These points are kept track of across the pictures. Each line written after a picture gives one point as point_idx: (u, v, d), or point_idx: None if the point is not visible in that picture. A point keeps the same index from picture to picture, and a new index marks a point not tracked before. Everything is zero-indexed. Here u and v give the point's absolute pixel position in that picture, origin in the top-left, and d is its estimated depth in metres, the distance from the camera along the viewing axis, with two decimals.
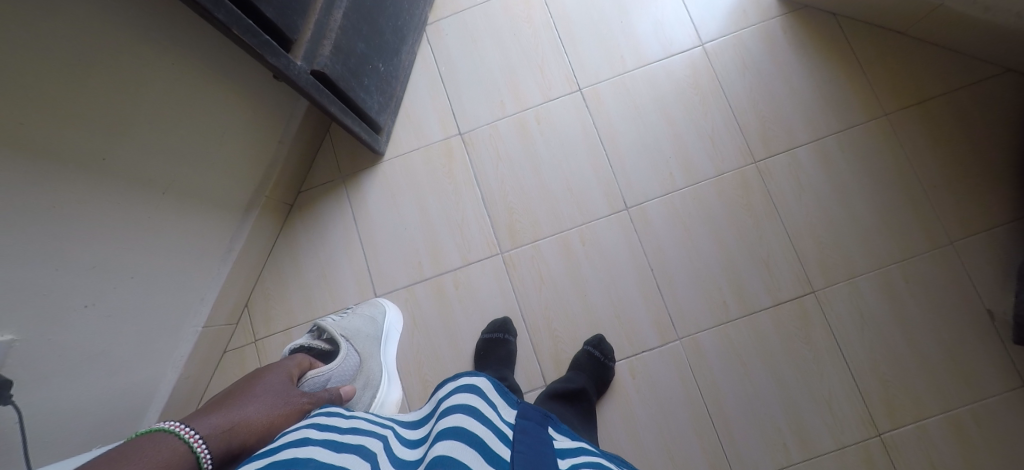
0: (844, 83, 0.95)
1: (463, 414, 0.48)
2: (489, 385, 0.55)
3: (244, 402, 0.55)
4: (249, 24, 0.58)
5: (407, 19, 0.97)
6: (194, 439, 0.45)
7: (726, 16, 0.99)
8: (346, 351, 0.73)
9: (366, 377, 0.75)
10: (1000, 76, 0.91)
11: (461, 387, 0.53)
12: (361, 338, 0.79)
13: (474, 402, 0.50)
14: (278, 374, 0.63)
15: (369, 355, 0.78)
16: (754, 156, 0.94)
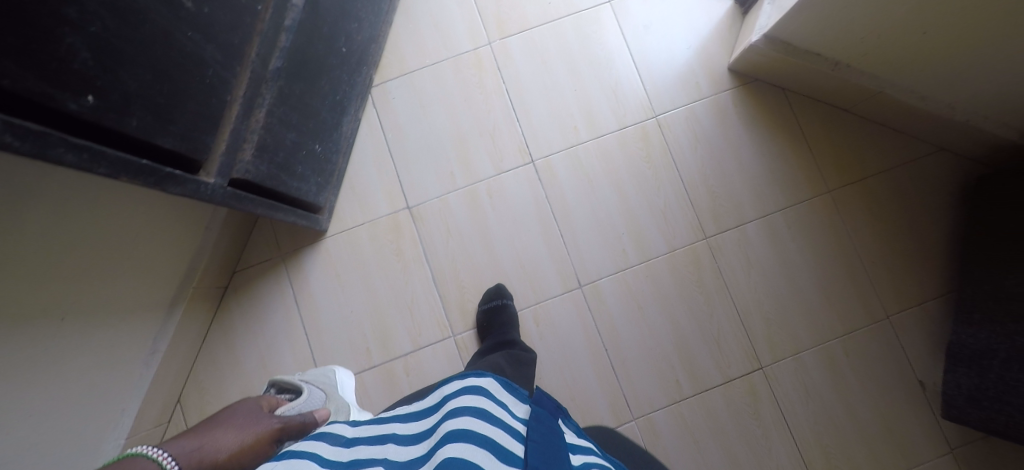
0: (791, 159, 0.98)
1: (470, 416, 0.49)
2: (494, 385, 0.57)
3: (214, 429, 0.57)
4: (144, 164, 0.49)
5: (349, 90, 0.89)
6: (170, 459, 0.45)
7: (680, 88, 1.01)
8: (308, 389, 0.75)
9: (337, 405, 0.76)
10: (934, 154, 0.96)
11: (464, 390, 0.55)
12: (322, 380, 0.81)
13: (481, 403, 0.52)
14: (246, 408, 0.65)
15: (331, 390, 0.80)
16: (705, 231, 0.95)
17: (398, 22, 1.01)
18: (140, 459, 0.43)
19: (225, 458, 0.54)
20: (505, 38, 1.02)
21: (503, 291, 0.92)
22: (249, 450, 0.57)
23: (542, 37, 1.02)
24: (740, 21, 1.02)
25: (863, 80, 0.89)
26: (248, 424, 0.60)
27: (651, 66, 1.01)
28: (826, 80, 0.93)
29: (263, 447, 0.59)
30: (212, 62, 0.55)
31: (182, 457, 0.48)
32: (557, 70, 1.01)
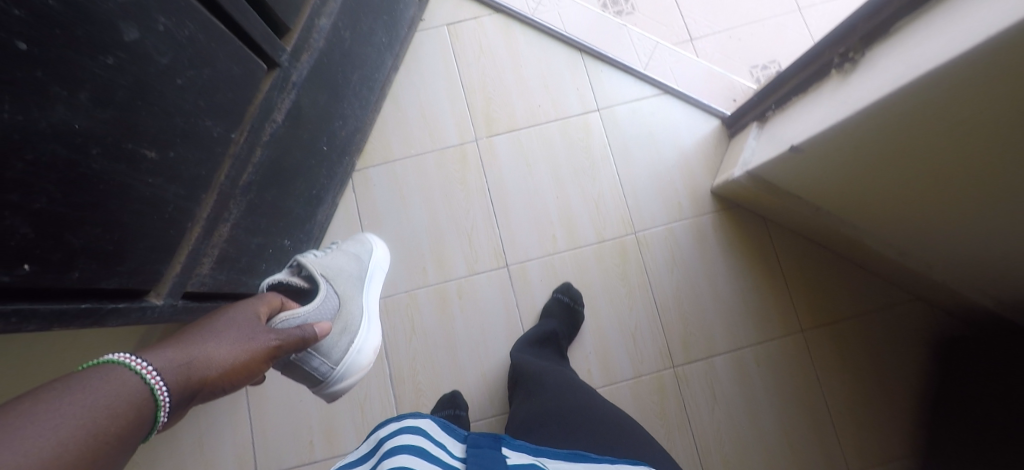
0: (766, 292, 0.98)
1: (404, 458, 0.41)
2: (434, 426, 0.49)
3: (205, 335, 0.46)
4: (84, 306, 0.48)
5: (327, 182, 0.89)
6: (154, 374, 0.37)
7: (663, 207, 1.01)
8: (325, 293, 0.63)
9: (345, 321, 0.67)
10: (908, 303, 0.97)
11: (399, 430, 0.46)
12: (343, 278, 0.70)
13: (417, 443, 0.44)
14: (237, 314, 0.51)
15: (350, 296, 0.69)
16: (673, 360, 0.95)
17: (388, 110, 1.02)
18: (117, 368, 0.36)
19: (213, 378, 0.43)
20: (492, 136, 1.02)
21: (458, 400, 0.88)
22: (242, 369, 0.46)
23: (529, 140, 1.02)
24: (725, 143, 1.02)
25: (843, 227, 0.89)
26: (242, 336, 0.48)
27: (634, 181, 1.01)
28: (806, 220, 0.93)
29: (256, 365, 0.48)
30: (173, 198, 0.55)
31: (167, 373, 0.39)
32: (541, 175, 1.01)
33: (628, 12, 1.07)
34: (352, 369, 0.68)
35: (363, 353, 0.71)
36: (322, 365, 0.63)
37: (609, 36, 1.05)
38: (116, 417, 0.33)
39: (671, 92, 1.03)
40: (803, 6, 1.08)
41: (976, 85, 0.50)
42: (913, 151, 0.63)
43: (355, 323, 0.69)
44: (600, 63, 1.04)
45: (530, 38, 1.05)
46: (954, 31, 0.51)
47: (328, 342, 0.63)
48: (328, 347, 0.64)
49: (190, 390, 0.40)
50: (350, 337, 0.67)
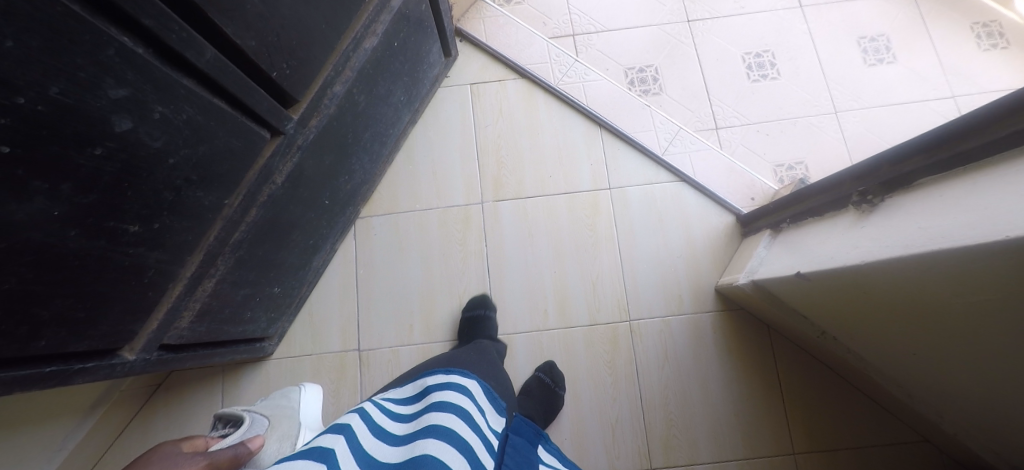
0: (760, 404, 0.94)
1: (452, 415, 0.57)
2: (477, 389, 0.67)
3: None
4: (48, 370, 0.50)
5: (326, 231, 0.90)
6: None
7: (662, 297, 0.97)
8: (250, 416, 0.66)
9: (282, 433, 0.67)
10: (914, 443, 0.90)
11: (449, 386, 0.63)
12: (269, 409, 0.72)
13: (461, 402, 0.61)
14: (162, 449, 0.50)
15: (280, 418, 0.71)
16: (651, 462, 0.90)
17: (400, 162, 1.03)
18: None
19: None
20: (498, 201, 1.01)
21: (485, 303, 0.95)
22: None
23: (535, 211, 1.01)
24: (737, 241, 0.97)
25: (849, 356, 0.83)
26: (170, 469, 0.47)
27: (636, 267, 0.98)
28: (810, 339, 0.88)
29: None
30: (155, 264, 0.55)
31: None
32: (542, 246, 1.00)
33: (655, 92, 1.05)
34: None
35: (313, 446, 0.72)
36: None
37: (632, 115, 1.03)
38: None
39: (688, 181, 1.00)
40: (839, 110, 1.04)
41: (1001, 277, 0.46)
42: (926, 315, 0.58)
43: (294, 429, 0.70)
44: (618, 141, 1.02)
45: (551, 108, 1.04)
46: (987, 209, 0.46)
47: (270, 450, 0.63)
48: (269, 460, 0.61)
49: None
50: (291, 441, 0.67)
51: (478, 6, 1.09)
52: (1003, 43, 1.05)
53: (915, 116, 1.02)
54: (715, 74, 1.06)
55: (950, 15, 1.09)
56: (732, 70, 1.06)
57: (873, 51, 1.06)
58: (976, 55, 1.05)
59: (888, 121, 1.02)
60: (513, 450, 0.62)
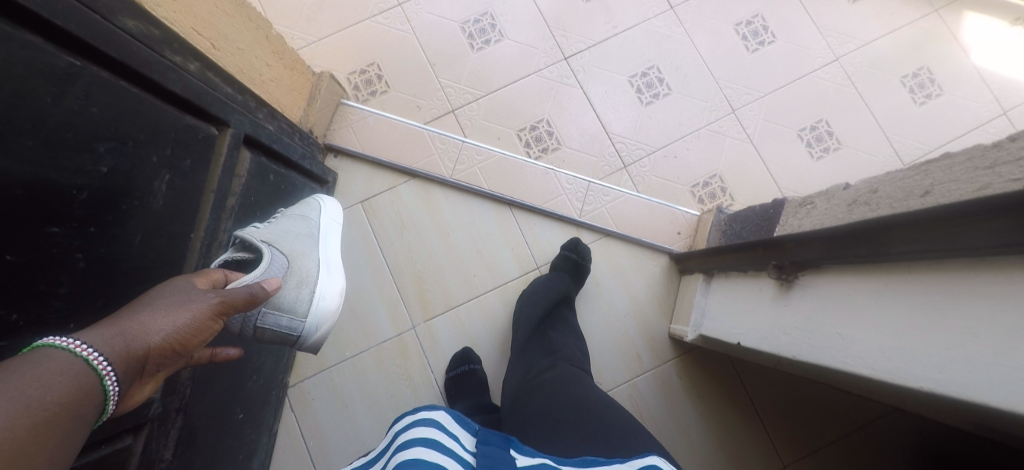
0: (740, 430, 0.90)
1: (419, 446, 0.44)
2: (448, 418, 0.51)
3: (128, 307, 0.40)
4: None
5: (253, 438, 0.78)
6: (91, 352, 0.34)
7: (620, 361, 0.92)
8: (270, 255, 0.58)
9: (300, 276, 0.62)
10: (887, 415, 0.90)
11: (413, 422, 0.49)
12: (287, 239, 0.65)
13: (430, 432, 0.47)
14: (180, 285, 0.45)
15: (298, 254, 0.64)
16: None
17: None
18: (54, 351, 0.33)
19: (157, 347, 0.39)
20: (430, 319, 0.92)
21: (471, 355, 0.89)
22: (200, 333, 0.42)
23: (470, 316, 0.92)
24: (676, 279, 0.94)
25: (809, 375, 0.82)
26: (182, 305, 0.42)
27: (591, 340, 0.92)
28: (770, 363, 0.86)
29: (206, 328, 0.43)
30: None
31: (110, 352, 0.35)
32: (490, 356, 0.91)
33: (555, 147, 0.99)
34: (324, 316, 0.63)
35: (333, 298, 0.66)
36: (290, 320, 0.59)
37: (538, 184, 0.95)
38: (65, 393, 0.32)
39: (612, 234, 0.95)
40: (737, 109, 1.01)
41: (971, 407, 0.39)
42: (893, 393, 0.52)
43: (313, 274, 0.64)
44: (531, 215, 0.95)
45: (454, 201, 0.95)
46: (904, 335, 0.42)
47: (288, 297, 0.59)
48: (289, 302, 0.59)
49: (132, 362, 0.37)
50: (311, 285, 0.62)
51: (340, 111, 0.95)
52: None
53: (816, 91, 1.02)
54: (610, 108, 1.01)
55: None
56: (623, 99, 1.01)
57: (753, 35, 1.04)
58: (849, 10, 1.07)
59: (789, 105, 1.02)
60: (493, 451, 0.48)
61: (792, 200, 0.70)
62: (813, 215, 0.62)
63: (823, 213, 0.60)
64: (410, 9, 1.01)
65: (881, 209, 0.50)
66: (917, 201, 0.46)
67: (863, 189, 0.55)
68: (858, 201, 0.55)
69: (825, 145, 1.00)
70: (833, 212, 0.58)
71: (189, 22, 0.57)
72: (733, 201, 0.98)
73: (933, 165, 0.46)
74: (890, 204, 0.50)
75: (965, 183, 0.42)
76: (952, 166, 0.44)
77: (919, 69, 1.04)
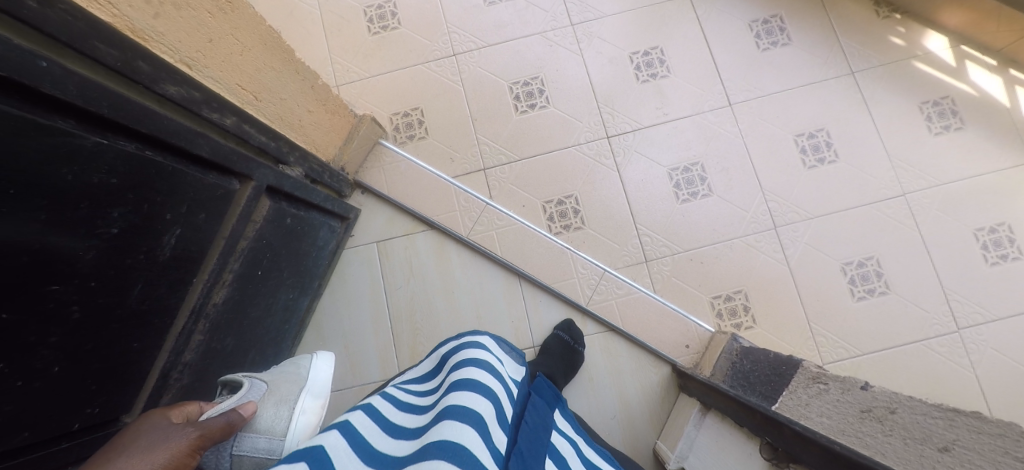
0: None
1: (472, 368, 0.56)
2: (491, 341, 0.67)
3: (100, 458, 0.36)
4: None
5: None
6: None
7: None
8: (248, 384, 0.56)
9: (280, 397, 0.58)
10: None
11: (464, 347, 0.62)
12: (270, 374, 0.62)
13: (479, 354, 0.60)
14: (150, 424, 0.42)
15: (279, 381, 0.61)
16: None
17: (308, 341, 0.92)
18: None
19: None
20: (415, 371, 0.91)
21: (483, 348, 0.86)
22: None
23: None
24: (672, 394, 0.90)
25: None
26: (155, 446, 0.39)
27: None
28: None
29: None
30: None
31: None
32: None
33: (577, 226, 0.96)
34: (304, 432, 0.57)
35: (315, 414, 0.61)
36: (266, 444, 0.52)
37: (553, 262, 0.94)
38: None
39: (617, 330, 0.92)
40: (779, 226, 0.95)
41: None
42: None
43: (292, 394, 0.60)
44: (539, 291, 0.93)
45: (465, 261, 0.94)
46: None
47: (266, 416, 0.54)
48: (267, 422, 0.54)
49: None
50: (290, 402, 0.58)
51: (376, 150, 0.98)
52: (957, 122, 0.95)
53: (872, 225, 0.94)
54: (642, 198, 0.97)
55: (894, 94, 0.97)
56: (658, 191, 0.97)
57: (813, 150, 0.96)
58: (930, 144, 0.95)
59: (838, 235, 0.94)
60: (535, 409, 0.62)
61: (808, 369, 0.65)
62: (824, 399, 0.58)
63: (836, 404, 0.56)
64: (463, 60, 1.02)
65: (893, 436, 0.46)
66: (931, 452, 0.42)
67: (881, 402, 0.51)
68: (873, 412, 0.51)
69: (870, 285, 0.93)
70: (844, 410, 0.54)
71: (234, 79, 0.60)
72: (753, 323, 0.92)
73: (962, 418, 0.43)
74: (904, 436, 0.45)
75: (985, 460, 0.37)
76: (979, 433, 0.40)
77: (999, 224, 0.93)
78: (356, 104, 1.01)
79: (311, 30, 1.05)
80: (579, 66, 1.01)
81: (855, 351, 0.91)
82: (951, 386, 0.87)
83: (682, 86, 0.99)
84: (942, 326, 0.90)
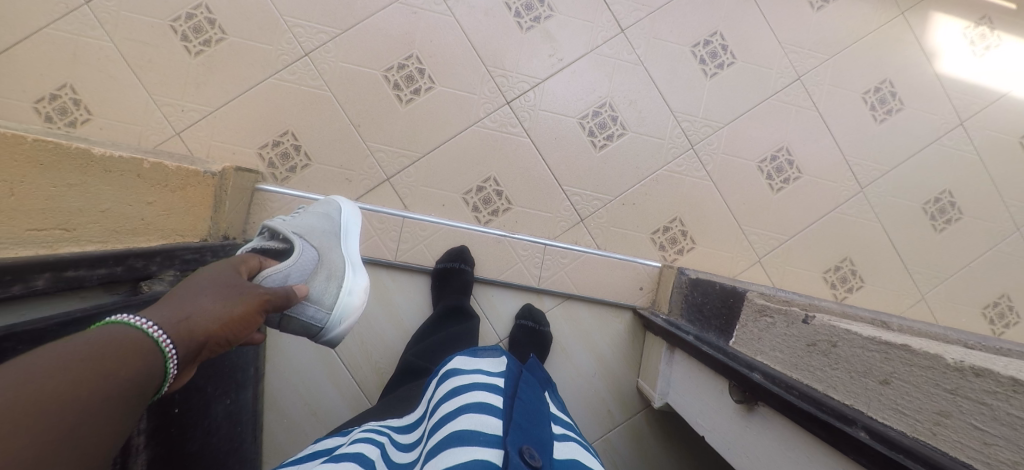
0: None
1: (455, 389, 0.48)
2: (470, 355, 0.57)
3: (186, 294, 0.41)
4: None
5: None
6: (156, 330, 0.35)
7: (590, 417, 0.88)
8: (301, 248, 0.56)
9: (331, 268, 0.60)
10: None
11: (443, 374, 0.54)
12: (318, 234, 0.62)
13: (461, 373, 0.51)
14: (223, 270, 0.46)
15: (329, 248, 0.62)
16: None
17: (268, 421, 0.84)
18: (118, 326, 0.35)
19: (211, 331, 0.40)
20: None
21: (466, 255, 0.86)
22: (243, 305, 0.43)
23: None
24: (640, 336, 0.90)
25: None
26: (231, 292, 0.43)
27: None
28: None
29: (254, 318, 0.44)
30: None
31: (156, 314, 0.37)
32: None
33: (504, 207, 0.89)
34: (350, 307, 0.60)
35: (361, 294, 0.62)
36: (318, 312, 0.56)
37: (491, 254, 0.88)
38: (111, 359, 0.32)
39: (573, 297, 0.90)
40: (695, 144, 0.94)
41: None
42: None
43: (343, 269, 0.61)
44: (487, 286, 0.89)
45: (402, 283, 0.88)
46: None
47: (317, 288, 0.57)
48: (318, 293, 0.56)
49: (191, 342, 0.37)
50: (340, 280, 0.59)
51: (257, 198, 0.83)
52: None
53: (777, 115, 0.97)
54: (559, 155, 0.91)
55: None
56: (574, 144, 0.91)
57: (711, 57, 0.95)
58: (817, 18, 0.98)
59: (749, 135, 0.96)
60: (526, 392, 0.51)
61: (753, 300, 0.58)
62: (774, 333, 0.52)
63: (784, 339, 0.50)
64: (318, 58, 0.86)
65: (841, 372, 0.42)
66: (875, 387, 0.38)
67: (823, 334, 0.46)
68: (818, 346, 0.46)
69: (785, 175, 0.96)
70: (793, 343, 0.49)
71: (20, 227, 0.46)
72: (694, 244, 0.94)
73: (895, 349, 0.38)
74: (850, 371, 0.41)
75: (924, 396, 0.35)
76: (913, 365, 0.36)
77: (881, 82, 1.00)
78: (211, 148, 0.84)
79: (112, 69, 0.83)
80: (454, 29, 0.89)
81: (782, 237, 0.96)
82: (862, 241, 0.98)
83: (569, 24, 0.91)
84: (848, 192, 0.98)
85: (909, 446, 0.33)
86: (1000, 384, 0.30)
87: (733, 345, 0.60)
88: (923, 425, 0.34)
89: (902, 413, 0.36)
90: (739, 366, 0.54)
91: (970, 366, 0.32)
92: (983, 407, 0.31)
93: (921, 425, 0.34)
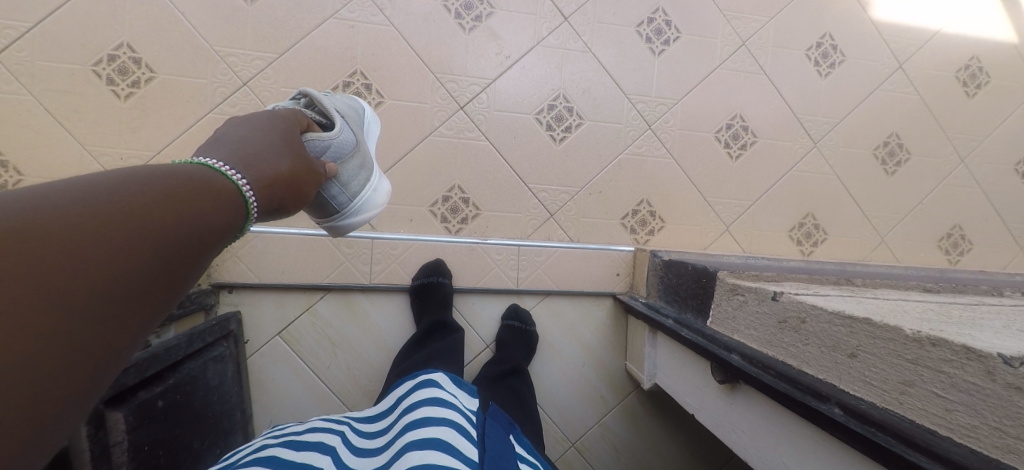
0: (706, 446, 0.93)
1: (430, 405, 0.53)
2: (445, 378, 0.61)
3: (259, 146, 0.48)
4: None
5: None
6: (241, 181, 0.43)
7: (586, 404, 0.90)
8: (342, 128, 0.62)
9: (363, 157, 0.66)
10: None
11: (419, 385, 0.59)
12: (355, 121, 0.68)
13: (436, 393, 0.56)
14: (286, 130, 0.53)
15: (364, 138, 0.68)
16: None
17: None
18: (209, 173, 0.42)
19: (283, 187, 0.48)
20: None
21: (443, 268, 0.85)
22: (303, 173, 0.52)
23: None
24: (623, 321, 0.92)
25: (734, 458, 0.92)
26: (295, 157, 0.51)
27: (554, 402, 0.89)
28: (709, 442, 0.93)
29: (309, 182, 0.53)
30: None
31: (237, 164, 0.45)
32: None
33: (474, 214, 0.89)
34: (369, 197, 0.68)
35: (381, 193, 0.72)
36: (340, 194, 0.64)
37: (467, 262, 0.88)
38: (195, 192, 0.39)
39: (554, 293, 0.90)
40: (652, 124, 0.95)
41: None
42: None
43: (372, 164, 0.68)
44: (467, 295, 0.89)
45: (381, 305, 0.87)
46: None
47: (348, 171, 0.64)
48: (346, 175, 0.64)
49: (266, 194, 0.46)
50: (368, 171, 0.67)
51: None
52: None
53: (728, 84, 0.98)
54: (520, 153, 0.90)
55: None
56: (534, 140, 0.91)
57: (657, 34, 0.95)
58: None
59: (704, 107, 0.97)
60: (492, 433, 0.55)
61: (725, 279, 0.59)
62: (747, 311, 0.54)
63: (756, 317, 0.52)
64: (258, 86, 0.83)
65: (811, 347, 0.45)
66: (844, 360, 0.41)
67: (792, 311, 0.47)
68: (788, 322, 0.48)
69: (742, 142, 0.98)
70: (765, 321, 0.51)
71: None
72: (664, 222, 0.95)
73: (858, 323, 0.40)
74: (819, 346, 0.44)
75: (888, 367, 0.37)
76: (876, 338, 0.38)
77: (823, 37, 1.02)
78: None
79: (37, 124, 0.78)
80: (395, 39, 0.87)
81: (746, 203, 0.99)
82: (820, 195, 1.01)
83: (513, 18, 0.90)
84: (803, 149, 1.01)
85: (881, 420, 0.36)
86: (955, 352, 0.33)
87: (711, 325, 0.61)
88: (890, 394, 0.37)
89: (870, 383, 0.39)
90: (717, 347, 0.56)
91: (926, 337, 0.35)
92: (942, 375, 0.34)
93: (889, 395, 0.37)
